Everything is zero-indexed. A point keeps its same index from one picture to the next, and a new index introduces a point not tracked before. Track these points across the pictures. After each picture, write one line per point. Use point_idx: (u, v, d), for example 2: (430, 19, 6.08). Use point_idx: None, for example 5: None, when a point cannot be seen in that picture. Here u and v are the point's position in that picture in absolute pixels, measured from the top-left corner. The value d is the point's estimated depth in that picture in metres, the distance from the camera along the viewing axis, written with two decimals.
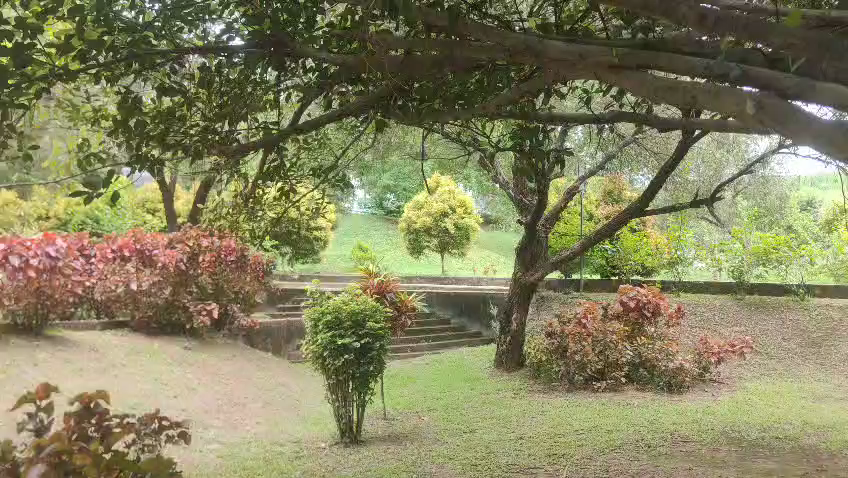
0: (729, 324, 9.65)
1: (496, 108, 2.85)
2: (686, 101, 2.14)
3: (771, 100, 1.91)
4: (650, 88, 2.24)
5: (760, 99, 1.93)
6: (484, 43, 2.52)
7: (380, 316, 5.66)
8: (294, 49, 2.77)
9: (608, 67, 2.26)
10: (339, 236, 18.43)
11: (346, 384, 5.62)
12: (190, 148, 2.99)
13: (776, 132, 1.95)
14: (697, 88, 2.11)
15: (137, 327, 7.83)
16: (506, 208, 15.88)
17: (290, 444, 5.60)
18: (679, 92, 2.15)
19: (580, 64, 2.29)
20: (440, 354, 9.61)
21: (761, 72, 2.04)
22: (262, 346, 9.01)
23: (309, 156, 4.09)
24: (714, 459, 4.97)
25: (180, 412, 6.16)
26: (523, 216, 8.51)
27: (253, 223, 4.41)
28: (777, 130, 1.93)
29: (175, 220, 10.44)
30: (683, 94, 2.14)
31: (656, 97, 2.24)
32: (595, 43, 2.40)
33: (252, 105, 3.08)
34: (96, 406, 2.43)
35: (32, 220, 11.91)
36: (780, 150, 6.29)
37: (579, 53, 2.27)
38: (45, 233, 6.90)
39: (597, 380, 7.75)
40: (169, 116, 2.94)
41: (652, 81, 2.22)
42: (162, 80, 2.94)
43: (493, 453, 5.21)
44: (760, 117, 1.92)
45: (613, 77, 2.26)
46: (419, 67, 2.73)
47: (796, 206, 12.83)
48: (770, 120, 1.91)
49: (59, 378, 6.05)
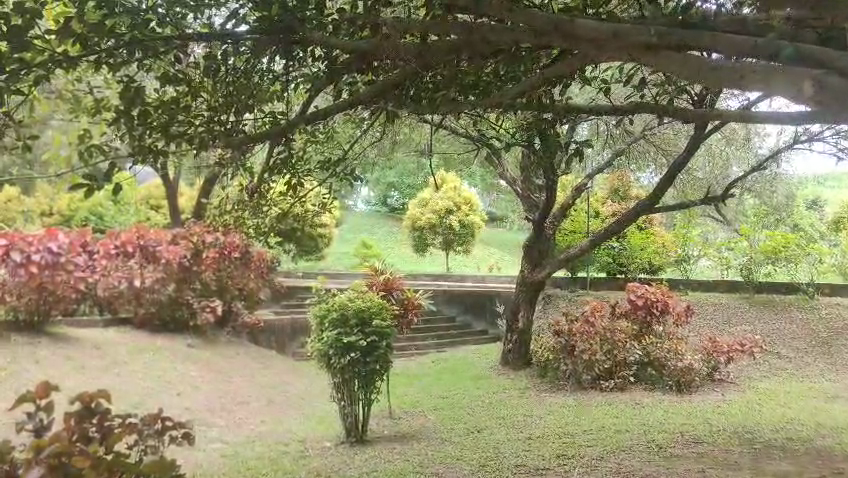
0: (737, 323, 9.54)
1: (514, 98, 2.77)
2: (733, 81, 2.14)
3: (830, 80, 2.00)
4: (689, 68, 2.18)
5: (820, 78, 2.01)
6: (510, 27, 2.40)
7: (386, 314, 5.54)
8: (305, 38, 2.68)
9: (645, 48, 2.17)
10: (341, 234, 18.31)
11: (352, 383, 5.52)
12: (194, 140, 2.80)
13: (833, 108, 2.05)
14: (745, 68, 2.12)
15: (139, 325, 7.81)
16: (510, 206, 15.76)
17: (294, 444, 5.51)
18: (724, 71, 2.14)
19: (613, 43, 2.17)
20: (445, 353, 9.49)
21: (812, 49, 2.07)
22: (266, 344, 8.88)
23: (318, 151, 4.00)
24: (724, 460, 4.89)
25: (183, 411, 6.07)
26: (530, 213, 8.38)
27: (258, 218, 4.31)
28: (837, 107, 2.03)
29: (177, 216, 10.32)
30: (729, 73, 2.14)
31: (695, 78, 2.20)
32: (627, 24, 2.32)
33: (257, 99, 2.99)
34: (97, 406, 2.36)
35: (34, 216, 11.78)
36: (794, 147, 6.15)
37: (612, 32, 2.16)
38: (47, 229, 6.79)
39: (604, 380, 7.65)
40: (171, 105, 2.79)
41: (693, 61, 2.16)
42: (165, 70, 2.81)
43: (499, 454, 5.11)
44: (819, 99, 2.03)
45: (649, 57, 2.19)
46: (437, 54, 2.61)
47: (804, 203, 12.69)
48: (830, 100, 2.01)
49: (60, 376, 5.97)
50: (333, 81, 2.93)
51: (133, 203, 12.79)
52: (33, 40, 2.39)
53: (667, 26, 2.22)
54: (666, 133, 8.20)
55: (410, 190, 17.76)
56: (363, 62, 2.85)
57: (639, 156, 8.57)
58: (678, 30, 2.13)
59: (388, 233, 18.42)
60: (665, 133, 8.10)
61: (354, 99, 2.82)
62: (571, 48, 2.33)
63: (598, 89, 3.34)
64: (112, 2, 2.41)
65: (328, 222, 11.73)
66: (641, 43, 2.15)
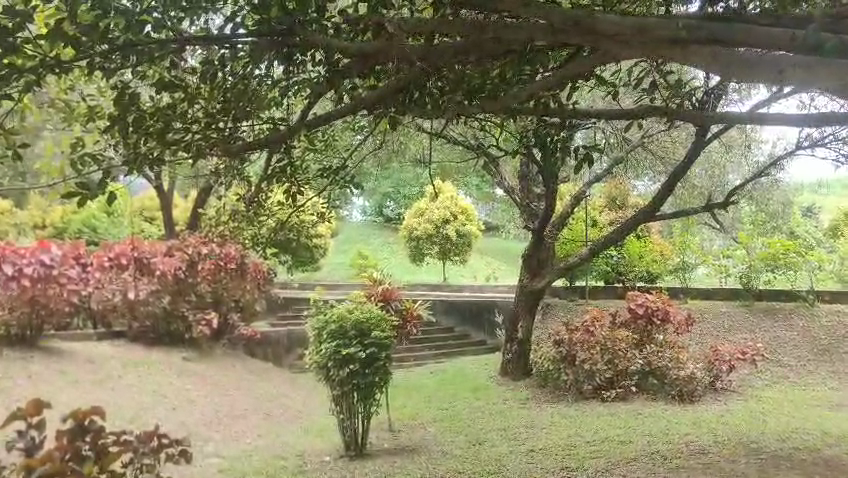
0: (737, 331, 9.46)
1: (526, 99, 2.69)
2: (773, 75, 2.12)
3: None
4: (723, 61, 2.13)
5: None
6: (524, 24, 2.34)
7: (385, 325, 5.44)
8: (306, 41, 2.56)
9: (673, 42, 2.12)
10: (336, 244, 18.19)
11: (351, 395, 5.41)
12: (191, 147, 2.73)
13: None
14: (784, 60, 2.09)
15: (134, 338, 7.72)
16: (506, 216, 15.66)
17: (293, 458, 5.38)
18: (763, 65, 2.12)
19: (638, 38, 2.12)
20: (444, 363, 9.39)
21: None
22: (262, 356, 8.73)
23: (315, 159, 3.88)
24: (731, 470, 4.80)
25: (179, 425, 5.96)
26: (530, 222, 8.28)
27: (254, 226, 4.21)
28: None
29: (172, 227, 10.20)
30: (768, 66, 2.12)
31: (725, 72, 2.16)
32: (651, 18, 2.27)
33: (257, 105, 2.88)
34: (91, 423, 2.45)
35: (27, 229, 11.67)
36: (796, 153, 6.00)
37: (638, 27, 2.11)
38: (40, 242, 6.74)
39: (606, 389, 7.56)
40: (167, 113, 2.72)
41: (725, 54, 2.13)
42: (161, 74, 2.71)
43: (503, 467, 5.00)
44: None
45: (678, 52, 2.14)
46: (443, 55, 2.56)
47: (800, 209, 12.65)
48: None
49: (54, 390, 5.87)
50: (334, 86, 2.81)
51: (126, 215, 12.68)
52: (23, 45, 2.32)
53: (697, 19, 2.21)
54: (665, 139, 8.11)
55: (405, 200, 17.67)
56: (365, 66, 2.76)
57: (638, 163, 8.47)
58: (706, 25, 2.12)
59: (384, 242, 18.31)
60: (663, 141, 8.02)
61: (355, 104, 2.71)
62: (590, 45, 2.28)
63: (606, 91, 3.23)
64: (105, 4, 2.31)
65: (323, 232, 11.61)
66: (667, 39, 2.11)
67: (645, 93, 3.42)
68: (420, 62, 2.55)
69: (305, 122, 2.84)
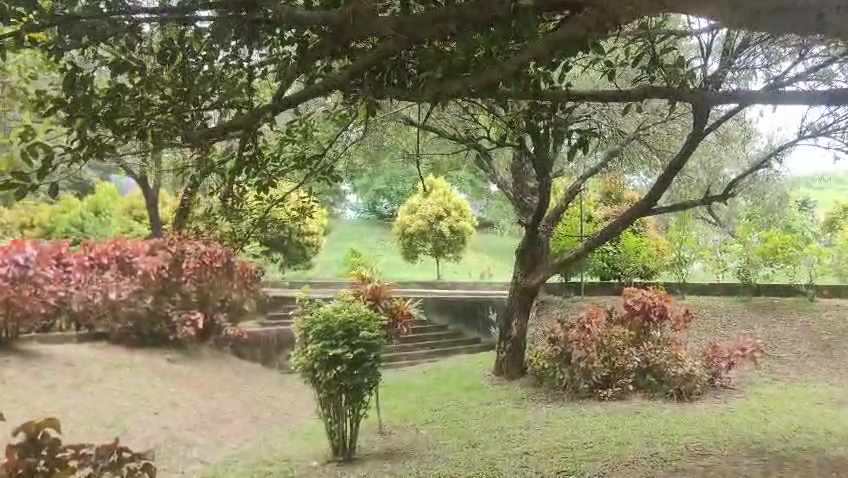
0: (736, 326, 9.28)
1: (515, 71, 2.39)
2: (811, 21, 1.89)
3: None
4: (747, 10, 1.92)
5: None
6: None
7: (374, 325, 5.19)
8: (271, 12, 2.39)
9: None
10: (331, 243, 17.97)
11: (339, 398, 5.19)
12: (147, 133, 2.51)
13: None
14: (820, 3, 1.84)
15: (117, 339, 7.45)
16: (500, 213, 15.42)
17: (279, 463, 5.15)
18: (794, 11, 1.88)
19: None
20: (438, 362, 9.19)
21: None
22: (250, 357, 8.41)
23: (293, 151, 3.65)
24: (734, 473, 4.59)
25: (161, 430, 5.73)
26: (524, 217, 8.06)
27: (232, 217, 4.01)
28: None
29: (159, 226, 9.97)
30: (800, 12, 1.88)
31: (750, 22, 1.95)
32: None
33: (226, 91, 2.67)
34: (45, 437, 2.29)
35: (15, 229, 11.27)
36: (799, 143, 5.66)
37: None
38: (16, 240, 6.57)
39: (602, 388, 7.36)
40: (121, 95, 2.47)
41: (750, 2, 1.91)
42: (115, 55, 2.45)
43: (497, 471, 4.79)
44: None
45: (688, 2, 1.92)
46: (420, 26, 2.31)
47: (797, 202, 12.46)
48: None
49: (29, 395, 5.65)
50: (305, 69, 2.61)
51: (115, 214, 12.50)
52: None
53: None
54: (661, 132, 7.88)
55: (399, 196, 17.41)
56: (339, 44, 2.50)
57: (633, 155, 8.24)
58: None
59: (379, 240, 18.08)
60: (658, 133, 7.79)
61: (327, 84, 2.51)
62: None
63: (601, 72, 3.01)
64: None
65: (315, 230, 11.38)
66: None
67: (644, 74, 3.23)
68: (400, 34, 2.34)
69: (273, 106, 2.59)
